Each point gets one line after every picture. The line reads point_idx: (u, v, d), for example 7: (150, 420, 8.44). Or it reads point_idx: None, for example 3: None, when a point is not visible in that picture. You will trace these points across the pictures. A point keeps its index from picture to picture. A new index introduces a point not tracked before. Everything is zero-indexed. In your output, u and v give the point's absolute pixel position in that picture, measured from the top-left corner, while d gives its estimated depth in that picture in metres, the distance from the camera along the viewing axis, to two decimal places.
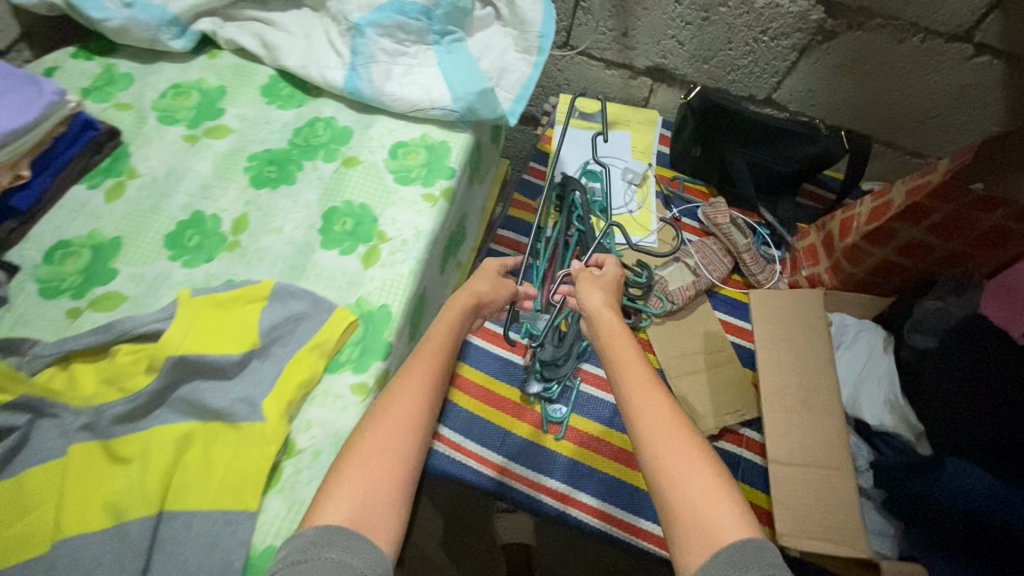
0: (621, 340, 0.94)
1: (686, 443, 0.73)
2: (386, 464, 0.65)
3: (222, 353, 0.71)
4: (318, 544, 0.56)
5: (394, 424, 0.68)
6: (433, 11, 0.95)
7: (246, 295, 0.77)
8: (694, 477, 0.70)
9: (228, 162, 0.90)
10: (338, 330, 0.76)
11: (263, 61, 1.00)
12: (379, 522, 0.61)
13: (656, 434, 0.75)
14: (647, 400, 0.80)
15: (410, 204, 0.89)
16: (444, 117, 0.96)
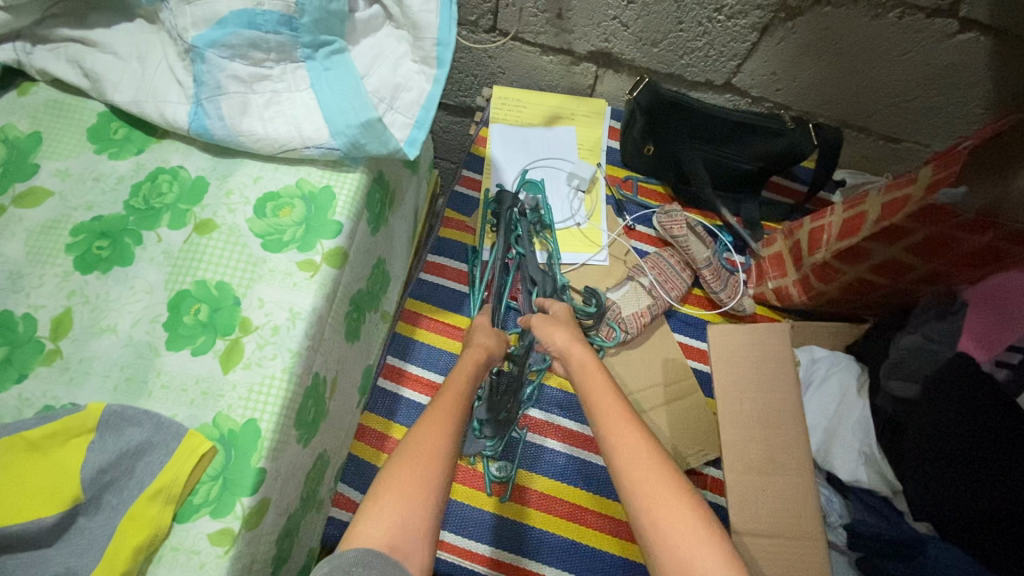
0: (593, 371, 0.80)
1: (671, 494, 0.60)
2: (423, 488, 0.64)
3: (30, 519, 0.56)
4: (362, 561, 0.56)
5: (432, 453, 0.68)
6: (296, 21, 0.75)
7: (64, 428, 0.60)
8: (684, 533, 0.57)
9: (46, 238, 0.71)
10: (188, 467, 0.59)
11: (90, 95, 0.80)
12: (413, 545, 0.60)
13: (638, 484, 0.62)
14: (625, 442, 0.66)
15: (283, 277, 0.71)
16: (324, 156, 0.78)
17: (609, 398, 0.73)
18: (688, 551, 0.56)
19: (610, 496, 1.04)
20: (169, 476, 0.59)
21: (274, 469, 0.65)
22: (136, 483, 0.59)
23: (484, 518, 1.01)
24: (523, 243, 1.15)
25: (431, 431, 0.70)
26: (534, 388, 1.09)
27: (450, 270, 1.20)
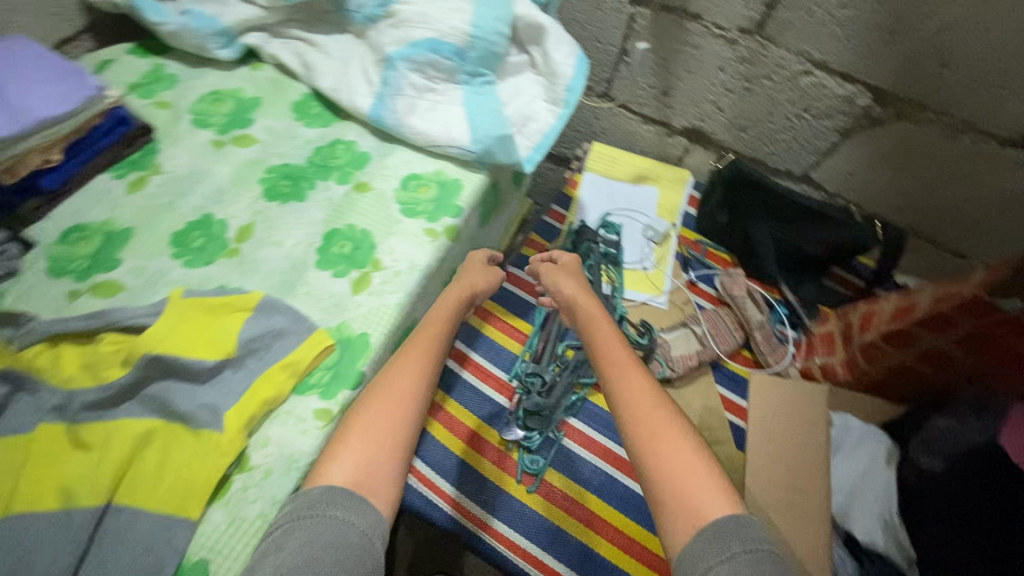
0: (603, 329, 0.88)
1: (670, 433, 0.70)
2: (384, 437, 0.70)
3: (199, 357, 0.73)
4: (323, 502, 0.63)
5: (390, 400, 0.73)
6: (466, 53, 0.97)
7: (234, 301, 0.78)
8: (683, 462, 0.67)
9: (247, 171, 0.94)
10: (313, 354, 0.77)
11: (300, 79, 1.05)
12: (378, 485, 0.67)
13: (644, 423, 0.71)
14: (631, 389, 0.75)
15: (411, 236, 0.91)
16: (462, 156, 0.98)
17: (618, 353, 0.82)
18: (686, 478, 0.65)
19: (628, 515, 1.09)
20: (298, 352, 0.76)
21: (369, 378, 0.80)
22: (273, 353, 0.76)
23: (509, 501, 1.10)
24: (594, 272, 1.29)
25: (393, 380, 0.75)
26: (577, 398, 1.21)
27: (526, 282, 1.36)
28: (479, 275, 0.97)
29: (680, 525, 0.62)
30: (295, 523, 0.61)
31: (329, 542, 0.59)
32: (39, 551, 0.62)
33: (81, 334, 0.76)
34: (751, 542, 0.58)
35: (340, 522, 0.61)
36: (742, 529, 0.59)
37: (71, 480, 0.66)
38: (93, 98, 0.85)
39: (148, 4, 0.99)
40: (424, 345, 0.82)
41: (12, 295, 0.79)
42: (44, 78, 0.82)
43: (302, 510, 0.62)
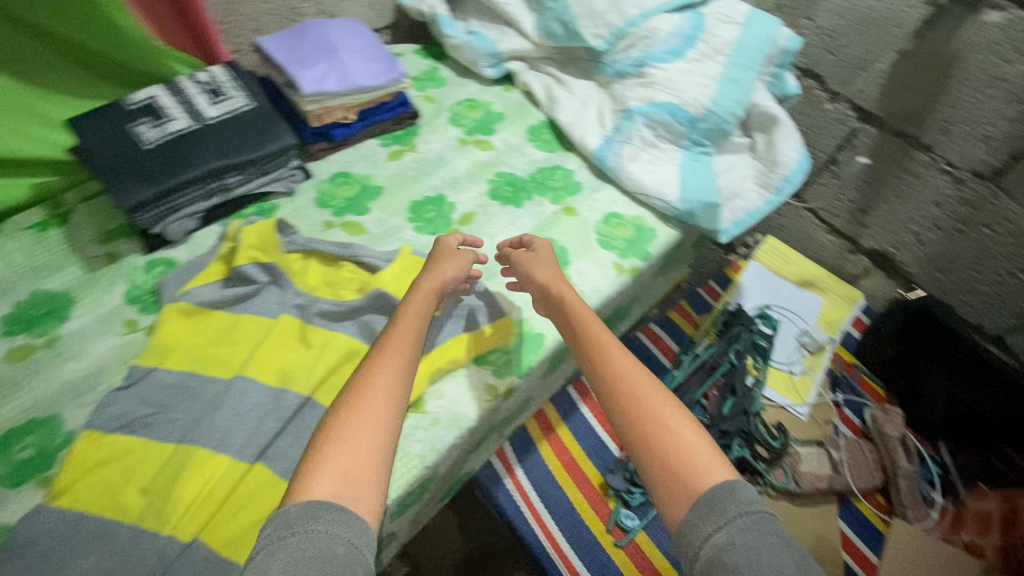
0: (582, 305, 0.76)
1: (661, 411, 0.61)
2: (369, 437, 0.57)
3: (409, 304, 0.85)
4: (302, 519, 0.50)
5: (361, 398, 0.60)
6: (697, 123, 1.06)
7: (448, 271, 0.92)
8: (677, 431, 0.59)
9: (480, 171, 1.08)
10: (498, 335, 0.87)
11: (541, 108, 1.19)
12: (361, 492, 0.54)
13: (626, 395, 0.63)
14: (614, 371, 0.66)
15: (600, 264, 0.97)
16: (664, 209, 1.04)
17: (594, 326, 0.73)
18: (675, 441, 0.58)
19: None
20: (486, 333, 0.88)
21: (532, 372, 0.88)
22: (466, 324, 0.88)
23: (594, 543, 1.10)
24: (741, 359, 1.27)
25: (369, 375, 0.63)
26: None
27: (667, 347, 1.37)
28: (457, 266, 0.81)
29: (673, 501, 0.55)
30: (271, 546, 0.48)
31: (313, 559, 0.47)
32: (255, 414, 0.75)
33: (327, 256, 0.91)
34: (746, 507, 0.52)
35: (324, 536, 0.49)
36: (737, 491, 0.53)
37: (291, 367, 0.79)
38: (395, 81, 1.01)
39: (444, 21, 1.18)
40: (403, 321, 0.71)
41: (284, 209, 0.97)
42: (368, 55, 1.00)
43: (280, 530, 0.50)
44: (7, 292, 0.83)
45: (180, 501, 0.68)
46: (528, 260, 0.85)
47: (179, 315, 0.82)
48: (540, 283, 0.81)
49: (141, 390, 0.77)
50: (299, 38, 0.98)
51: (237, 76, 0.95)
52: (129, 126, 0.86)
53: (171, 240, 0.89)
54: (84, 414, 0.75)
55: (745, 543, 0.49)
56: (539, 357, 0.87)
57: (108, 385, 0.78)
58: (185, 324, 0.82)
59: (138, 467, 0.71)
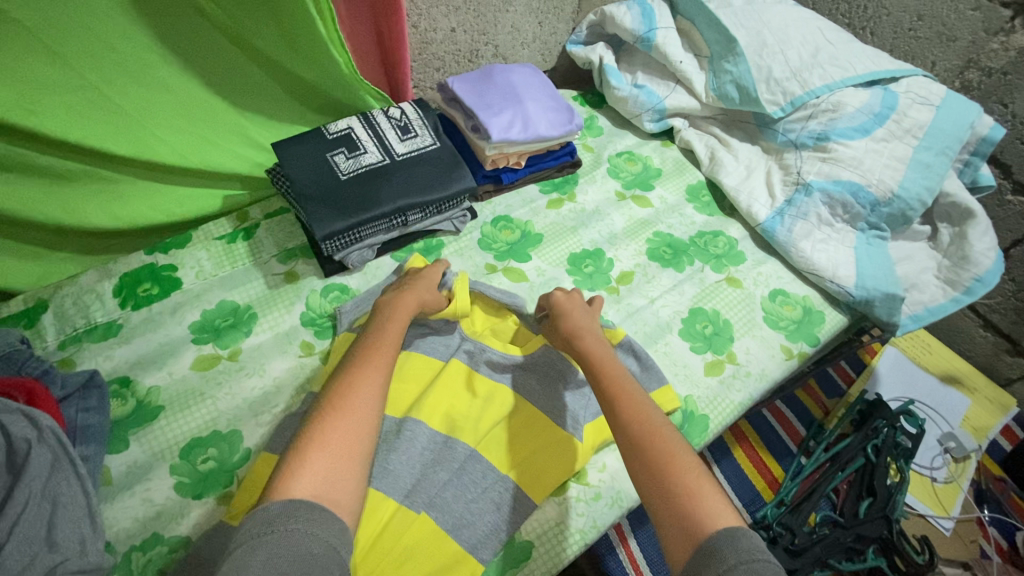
0: (595, 352, 0.77)
1: (674, 455, 0.62)
2: (351, 445, 0.60)
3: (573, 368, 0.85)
4: (283, 516, 0.51)
5: (350, 407, 0.63)
6: (879, 206, 1.00)
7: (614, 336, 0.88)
8: (689, 482, 0.59)
9: (638, 228, 1.05)
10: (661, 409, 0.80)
11: (700, 168, 1.15)
12: (340, 494, 0.56)
13: (643, 438, 0.64)
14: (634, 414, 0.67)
15: (768, 344, 0.92)
16: (836, 293, 0.97)
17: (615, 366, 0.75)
18: (689, 489, 0.59)
19: None
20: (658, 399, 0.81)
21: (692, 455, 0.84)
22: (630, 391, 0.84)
23: None
24: (881, 457, 1.17)
25: (354, 390, 0.65)
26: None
27: (795, 429, 1.30)
28: (435, 295, 0.84)
29: (676, 540, 0.56)
30: (252, 542, 0.48)
31: (294, 557, 0.48)
32: (423, 462, 0.73)
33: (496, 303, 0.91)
34: (748, 557, 0.51)
35: (303, 535, 0.50)
36: (739, 539, 0.52)
37: (458, 414, 0.78)
38: (570, 133, 1.01)
39: (613, 71, 1.18)
40: (394, 337, 0.74)
41: (450, 247, 0.99)
42: (549, 107, 1.01)
43: (259, 527, 0.50)
44: (197, 299, 0.88)
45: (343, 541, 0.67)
46: (572, 303, 0.83)
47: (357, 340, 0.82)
48: (565, 331, 0.80)
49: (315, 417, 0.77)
50: (485, 82, 1.00)
51: (425, 115, 0.98)
52: (328, 155, 0.90)
53: (348, 268, 0.91)
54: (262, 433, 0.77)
55: None
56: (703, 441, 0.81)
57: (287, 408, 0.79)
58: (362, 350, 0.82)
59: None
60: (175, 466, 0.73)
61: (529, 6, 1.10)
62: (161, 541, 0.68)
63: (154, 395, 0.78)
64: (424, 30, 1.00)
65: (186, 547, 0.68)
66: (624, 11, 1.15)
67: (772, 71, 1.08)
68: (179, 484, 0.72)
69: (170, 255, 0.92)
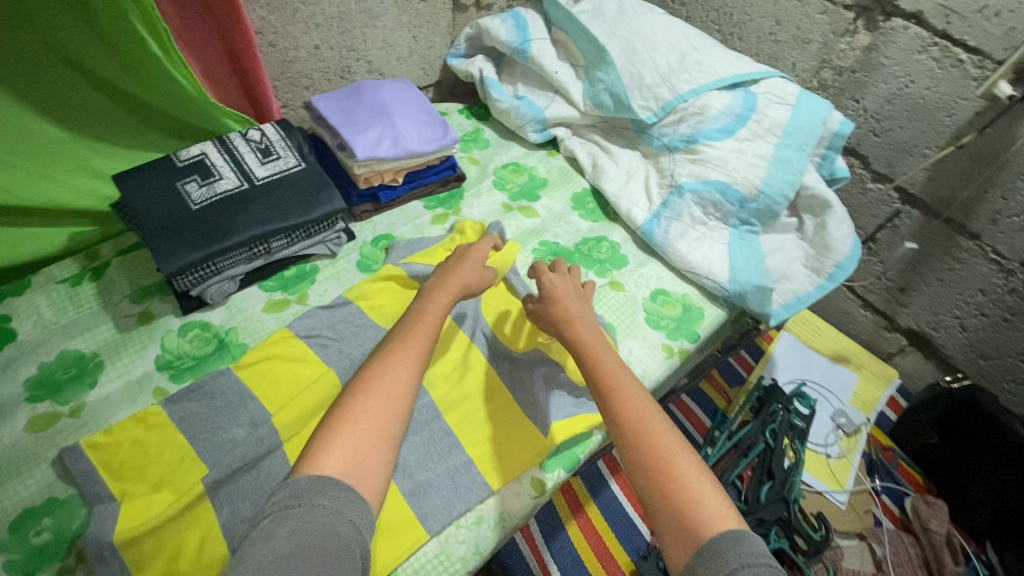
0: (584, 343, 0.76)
1: (674, 449, 0.61)
2: (377, 431, 0.59)
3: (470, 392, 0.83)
4: (310, 491, 0.52)
5: (382, 396, 0.62)
6: (747, 203, 1.05)
7: (499, 355, 0.88)
8: (687, 480, 0.59)
9: (524, 239, 1.04)
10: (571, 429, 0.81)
11: (585, 175, 1.17)
12: (366, 472, 0.57)
13: (645, 430, 0.63)
14: (634, 407, 0.66)
15: (650, 345, 0.93)
16: (713, 289, 1.00)
17: (606, 358, 0.73)
18: (689, 489, 0.58)
19: None
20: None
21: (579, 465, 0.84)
22: (518, 400, 0.83)
23: None
24: (777, 439, 1.22)
25: (376, 381, 0.63)
26: None
27: (700, 420, 1.32)
28: (480, 275, 0.84)
29: (673, 539, 0.56)
30: (279, 513, 0.50)
31: (317, 534, 0.49)
32: None
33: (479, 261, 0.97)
34: (749, 559, 0.50)
35: (328, 511, 0.51)
36: (742, 544, 0.52)
37: None
38: (446, 147, 1.00)
39: (494, 84, 1.18)
40: (431, 326, 0.72)
41: (326, 272, 0.94)
42: (423, 121, 0.99)
43: (287, 499, 0.52)
44: (34, 352, 0.79)
45: None
46: (563, 290, 0.84)
47: (275, 355, 0.82)
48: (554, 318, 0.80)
49: (184, 456, 0.72)
50: (353, 99, 0.97)
51: (288, 136, 0.94)
52: (177, 184, 0.84)
53: (209, 303, 0.86)
54: (116, 476, 0.70)
55: None
56: (589, 449, 0.84)
57: (154, 443, 0.73)
58: (259, 378, 0.79)
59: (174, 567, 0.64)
60: (2, 544, 0.64)
61: (399, 21, 1.09)
62: None
63: None
64: (285, 49, 0.96)
65: None
66: (498, 24, 1.16)
67: (643, 78, 1.11)
68: (9, 563, 0.63)
69: (2, 304, 0.83)
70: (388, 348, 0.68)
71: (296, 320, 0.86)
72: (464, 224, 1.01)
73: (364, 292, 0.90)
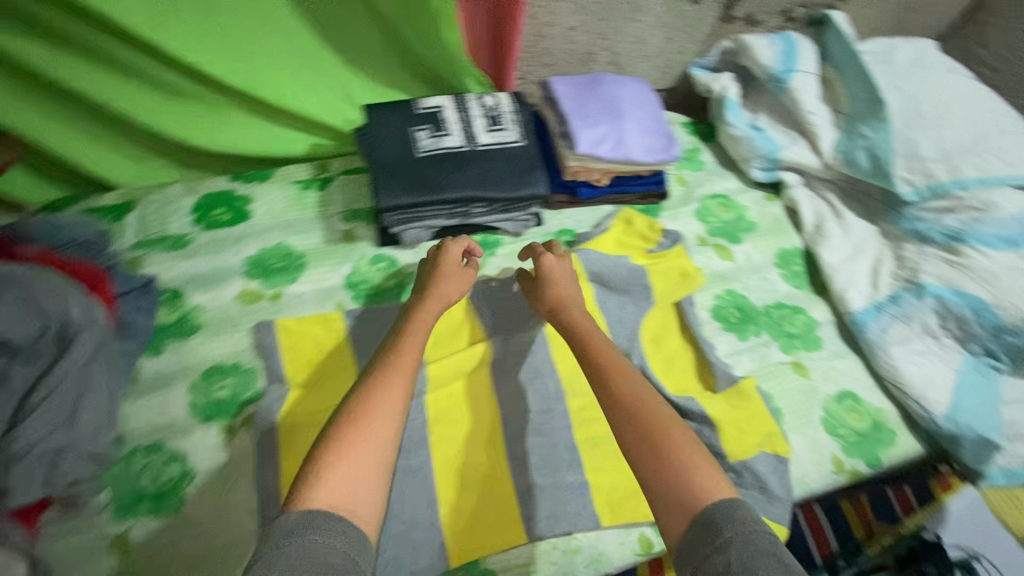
0: (578, 322, 0.75)
1: (665, 426, 0.59)
2: (372, 458, 0.56)
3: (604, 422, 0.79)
4: (300, 526, 0.49)
5: (372, 426, 0.57)
6: (1005, 333, 0.84)
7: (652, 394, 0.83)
8: (681, 449, 0.57)
9: (710, 281, 0.95)
10: None
11: (801, 233, 1.03)
12: (357, 494, 0.53)
13: (631, 405, 0.61)
14: (620, 391, 0.63)
15: (818, 450, 0.81)
16: (919, 416, 0.84)
17: (602, 347, 0.69)
18: (682, 459, 0.56)
19: None
20: (776, 444, 0.79)
21: None
22: None
23: None
24: None
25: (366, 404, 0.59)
26: None
27: (825, 539, 1.10)
28: (459, 281, 0.81)
29: (668, 510, 0.53)
30: (270, 553, 0.46)
31: (313, 566, 0.46)
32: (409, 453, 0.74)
33: (648, 262, 0.93)
34: (747, 525, 0.49)
35: (323, 543, 0.48)
36: (733, 513, 0.50)
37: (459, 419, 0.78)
38: (663, 162, 0.93)
39: (733, 106, 1.08)
40: (415, 345, 0.69)
41: (507, 248, 0.96)
42: (649, 129, 0.94)
43: (280, 536, 0.48)
44: (259, 235, 0.91)
45: None
46: (556, 272, 0.81)
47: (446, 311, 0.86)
48: (548, 302, 0.79)
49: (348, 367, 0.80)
50: (590, 89, 0.94)
51: (520, 110, 0.94)
52: (411, 129, 0.89)
53: (401, 243, 0.92)
54: (292, 359, 0.80)
55: (742, 563, 0.46)
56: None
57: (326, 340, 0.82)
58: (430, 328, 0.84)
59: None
60: (195, 384, 0.78)
61: (659, 19, 1.03)
62: (163, 448, 0.73)
63: (195, 314, 0.83)
64: (542, 24, 0.97)
65: (181, 463, 0.73)
66: (763, 45, 1.04)
67: (918, 146, 0.95)
68: (194, 403, 0.76)
69: (249, 187, 0.96)
70: (379, 366, 0.65)
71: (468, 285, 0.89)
72: (630, 214, 0.98)
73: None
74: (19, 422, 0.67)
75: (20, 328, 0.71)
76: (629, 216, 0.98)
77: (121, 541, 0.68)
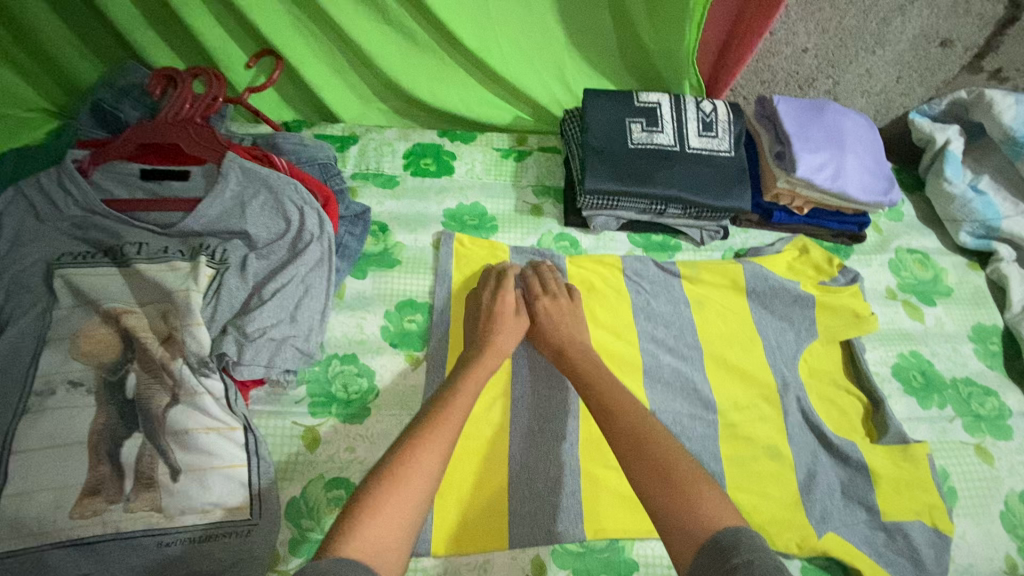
0: (586, 362, 0.73)
1: (675, 472, 0.55)
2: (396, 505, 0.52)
3: (761, 449, 0.78)
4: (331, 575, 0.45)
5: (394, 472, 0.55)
6: None
7: (809, 427, 0.81)
8: (697, 492, 0.53)
9: (893, 338, 0.91)
10: (849, 554, 0.71)
11: (1004, 311, 0.95)
12: (380, 543, 0.50)
13: (642, 450, 0.58)
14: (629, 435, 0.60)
15: (993, 545, 0.75)
16: None
17: (610, 392, 0.67)
18: (690, 493, 0.53)
19: None
20: (936, 516, 0.74)
21: None
22: (808, 487, 0.76)
23: None
24: None
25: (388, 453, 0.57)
26: None
27: None
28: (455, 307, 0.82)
29: (678, 539, 0.50)
30: None
31: None
32: (568, 427, 0.77)
33: (814, 290, 0.90)
34: (754, 547, 0.46)
35: None
36: (742, 539, 0.47)
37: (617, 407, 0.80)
38: (876, 204, 0.90)
39: (954, 162, 1.01)
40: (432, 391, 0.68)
41: (687, 254, 0.96)
42: (869, 168, 0.90)
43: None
44: (459, 191, 0.98)
45: (465, 455, 0.74)
46: (561, 309, 0.81)
47: (605, 283, 0.88)
48: (559, 338, 0.78)
49: None
50: (815, 115, 0.91)
51: (735, 121, 0.93)
52: (626, 121, 0.90)
53: (588, 228, 0.95)
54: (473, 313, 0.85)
55: None
56: None
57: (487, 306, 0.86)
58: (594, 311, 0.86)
59: (482, 417, 0.77)
60: (389, 312, 0.85)
61: (899, 56, 0.97)
62: (357, 362, 0.81)
63: (398, 250, 0.91)
64: (777, 40, 0.95)
65: (368, 378, 0.80)
66: (1009, 104, 0.95)
67: None
68: (386, 329, 0.84)
69: (455, 144, 1.03)
70: (420, 413, 0.63)
71: (645, 280, 0.89)
72: (806, 241, 0.95)
73: (699, 275, 0.90)
74: (255, 308, 0.76)
75: (267, 227, 0.82)
76: (805, 244, 0.94)
77: (312, 435, 0.75)
